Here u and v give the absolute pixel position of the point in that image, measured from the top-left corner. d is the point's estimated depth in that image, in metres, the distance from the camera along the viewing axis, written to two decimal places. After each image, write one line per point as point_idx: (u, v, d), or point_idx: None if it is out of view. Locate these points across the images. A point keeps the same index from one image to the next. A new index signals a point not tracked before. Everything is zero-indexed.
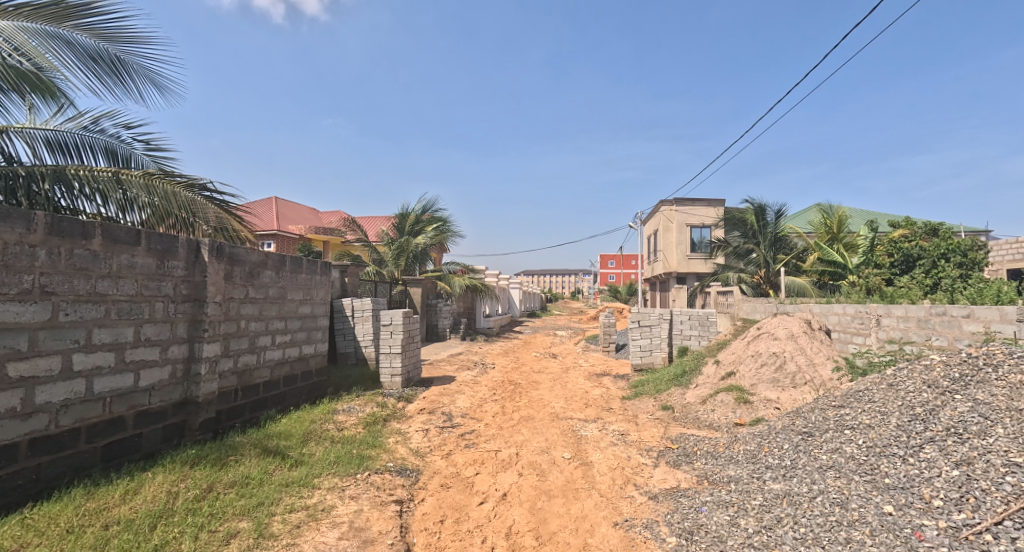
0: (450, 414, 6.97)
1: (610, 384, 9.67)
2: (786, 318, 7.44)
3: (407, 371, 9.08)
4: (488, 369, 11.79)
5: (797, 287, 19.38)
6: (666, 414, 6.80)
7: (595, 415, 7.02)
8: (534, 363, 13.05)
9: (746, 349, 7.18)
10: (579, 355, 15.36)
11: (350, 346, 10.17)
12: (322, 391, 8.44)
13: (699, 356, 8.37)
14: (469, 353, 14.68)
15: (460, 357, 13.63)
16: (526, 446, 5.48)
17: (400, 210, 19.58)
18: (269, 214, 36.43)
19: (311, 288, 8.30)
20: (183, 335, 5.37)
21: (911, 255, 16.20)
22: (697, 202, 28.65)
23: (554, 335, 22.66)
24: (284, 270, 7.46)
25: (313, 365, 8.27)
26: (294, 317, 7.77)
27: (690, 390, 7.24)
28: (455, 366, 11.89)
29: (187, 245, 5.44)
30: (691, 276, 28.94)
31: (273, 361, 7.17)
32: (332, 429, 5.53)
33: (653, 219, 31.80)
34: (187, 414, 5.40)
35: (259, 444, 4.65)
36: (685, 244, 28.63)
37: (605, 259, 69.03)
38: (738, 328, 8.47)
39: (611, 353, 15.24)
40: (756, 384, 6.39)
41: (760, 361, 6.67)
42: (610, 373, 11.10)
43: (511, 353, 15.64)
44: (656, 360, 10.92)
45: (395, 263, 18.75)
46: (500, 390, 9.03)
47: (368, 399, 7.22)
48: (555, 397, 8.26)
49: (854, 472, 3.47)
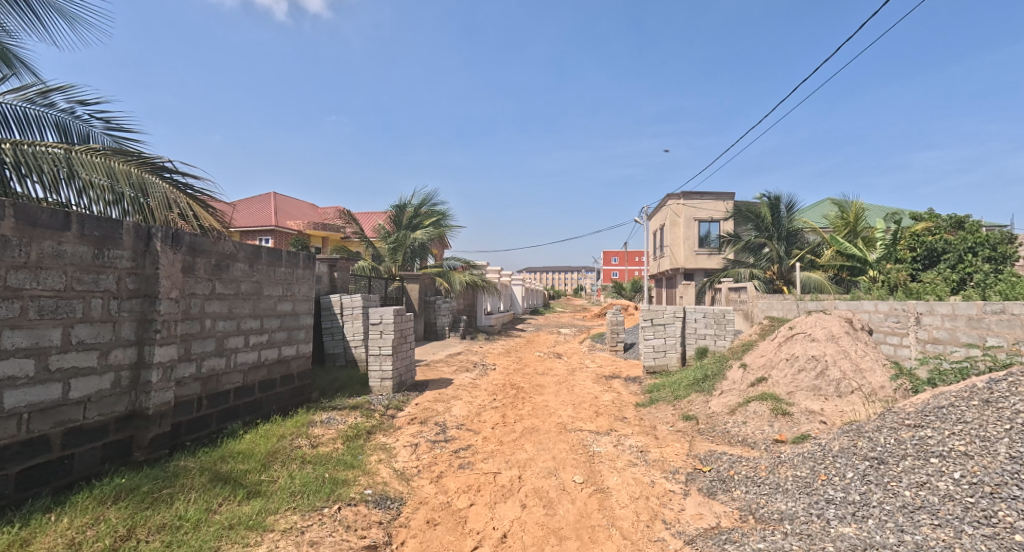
0: (444, 426, 6.19)
1: (621, 388, 8.88)
2: (822, 316, 6.63)
3: (399, 374, 8.29)
4: (488, 371, 11.02)
5: (813, 283, 18.55)
6: (688, 425, 6.01)
7: (607, 426, 6.23)
8: (537, 363, 12.28)
9: (778, 353, 6.37)
10: (585, 354, 14.57)
11: (339, 347, 9.47)
12: (305, 396, 7.67)
13: (721, 359, 7.57)
14: (469, 353, 13.90)
15: (459, 357, 12.87)
16: (530, 467, 4.69)
17: (397, 203, 18.82)
18: (267, 209, 35.78)
19: (293, 283, 7.50)
20: (129, 337, 4.59)
21: (934, 249, 15.42)
22: (706, 196, 27.73)
23: (557, 333, 21.90)
24: (259, 263, 6.66)
25: (295, 368, 7.49)
26: (272, 315, 6.98)
27: (715, 398, 6.44)
28: (454, 368, 11.11)
29: (134, 232, 4.66)
30: (698, 272, 28.11)
31: (246, 364, 6.40)
32: (304, 448, 4.74)
33: (660, 213, 30.94)
34: (134, 430, 4.63)
35: (210, 469, 3.87)
36: (693, 239, 27.78)
37: (610, 256, 68.32)
38: (766, 328, 7.66)
39: (619, 352, 14.45)
40: (793, 393, 5.58)
41: (796, 366, 5.85)
42: (620, 375, 10.31)
43: (513, 352, 14.86)
44: (670, 362, 10.13)
45: (392, 258, 18.05)
46: (501, 395, 8.25)
47: (352, 410, 6.44)
48: (562, 404, 7.47)
49: (965, 522, 2.73)
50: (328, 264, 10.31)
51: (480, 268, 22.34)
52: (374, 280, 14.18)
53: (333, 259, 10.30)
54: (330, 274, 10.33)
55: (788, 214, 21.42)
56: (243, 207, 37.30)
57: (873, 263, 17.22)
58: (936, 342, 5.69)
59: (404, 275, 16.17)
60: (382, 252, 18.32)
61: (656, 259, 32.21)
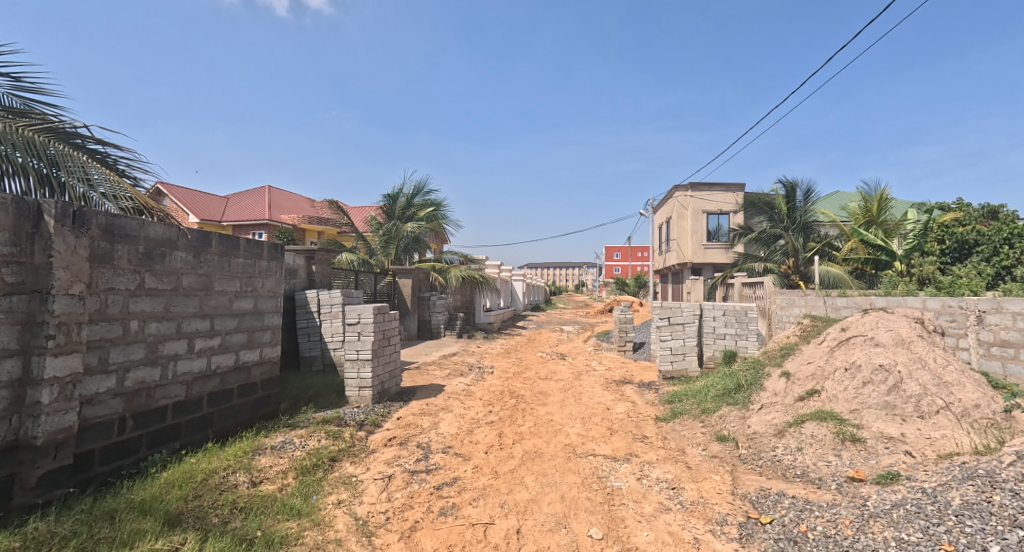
0: (428, 450, 5.12)
1: (636, 397, 7.80)
2: (883, 316, 5.56)
3: (381, 382, 7.21)
4: (484, 375, 9.96)
5: (833, 276, 17.33)
6: (725, 449, 4.94)
7: (626, 449, 5.15)
8: (540, 366, 11.21)
9: (831, 360, 5.30)
10: (592, 355, 13.51)
11: (316, 349, 8.41)
12: (269, 408, 6.57)
13: (755, 365, 6.48)
14: (465, 354, 12.82)
15: (454, 358, 11.81)
16: (534, 514, 3.66)
17: (387, 192, 17.84)
18: (260, 204, 34.76)
19: (254, 277, 6.40)
20: (7, 345, 3.53)
21: (966, 241, 14.29)
22: (715, 187, 26.59)
23: (560, 331, 20.82)
24: (208, 252, 5.55)
25: (257, 376, 6.40)
26: (227, 314, 5.87)
27: (755, 415, 5.34)
28: (447, 372, 10.03)
29: (16, 209, 3.59)
30: (707, 267, 26.98)
31: (192, 374, 5.29)
32: (239, 488, 3.64)
33: (666, 206, 29.80)
34: (17, 466, 3.56)
35: (89, 535, 2.82)
36: (702, 233, 26.65)
37: (613, 251, 67.22)
38: (808, 329, 6.58)
39: (627, 352, 13.35)
40: (857, 411, 4.52)
41: (858, 377, 4.79)
42: (633, 380, 9.25)
43: (513, 352, 13.79)
44: (690, 366, 8.71)
45: (384, 251, 17.10)
46: (498, 406, 7.19)
47: (317, 428, 5.34)
48: (569, 418, 6.42)
49: None
50: (306, 256, 9.23)
51: (479, 263, 21.25)
52: (361, 275, 13.16)
53: (311, 251, 9.22)
54: (308, 267, 9.25)
55: (805, 205, 20.30)
56: (237, 200, 36.36)
57: (900, 256, 15.95)
58: (1006, 345, 4.89)
59: (396, 270, 15.12)
60: (373, 245, 17.37)
61: (662, 254, 31.09)
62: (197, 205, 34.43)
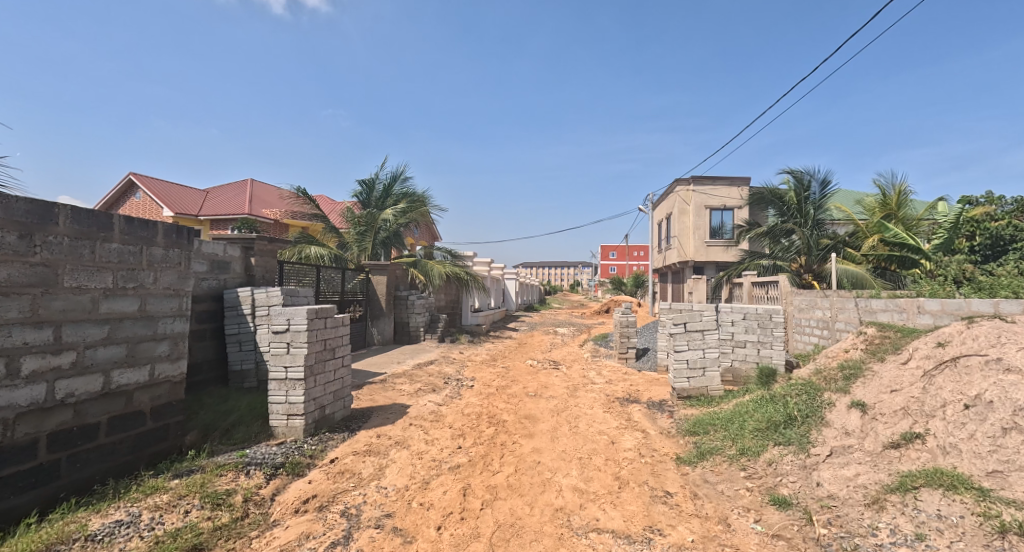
0: (356, 522, 3.53)
1: (647, 425, 6.22)
2: (999, 328, 4.01)
3: (319, 407, 5.59)
4: (462, 391, 8.35)
5: (853, 275, 15.82)
6: (788, 521, 3.37)
7: (642, 518, 3.60)
8: (529, 378, 9.62)
9: (935, 390, 3.75)
10: (589, 363, 11.93)
11: (249, 360, 6.84)
12: (166, 445, 4.96)
13: (805, 388, 4.91)
14: (444, 363, 11.22)
15: (429, 369, 10.20)
16: None
17: (362, 180, 16.46)
18: (241, 198, 32.98)
19: (140, 268, 4.75)
20: None
21: (1001, 236, 12.69)
22: (718, 181, 25.09)
23: (553, 334, 19.20)
24: (46, 233, 4.02)
25: (143, 402, 4.77)
26: (86, 319, 4.24)
27: (824, 466, 3.77)
28: (417, 387, 8.43)
29: None
30: (710, 265, 25.49)
31: (16, 410, 3.80)
32: None
33: (666, 202, 28.30)
34: None
35: None
36: (704, 229, 25.18)
37: (609, 251, 65.74)
38: (877, 342, 5.01)
39: (629, 361, 11.76)
40: (1001, 476, 2.96)
41: (994, 420, 3.23)
42: (640, 399, 7.66)
43: (500, 360, 12.20)
44: (712, 383, 7.08)
45: (359, 243, 15.80)
46: (471, 439, 5.58)
47: (187, 492, 3.51)
48: (563, 461, 4.85)
49: None
50: (243, 247, 7.61)
51: (467, 260, 19.74)
52: (326, 272, 11.57)
53: (250, 241, 7.61)
54: (245, 260, 7.62)
55: (820, 197, 18.75)
56: (218, 194, 34.59)
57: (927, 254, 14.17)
58: None
59: (370, 267, 13.55)
60: (348, 238, 16.02)
61: (662, 252, 29.53)
62: (173, 198, 32.65)
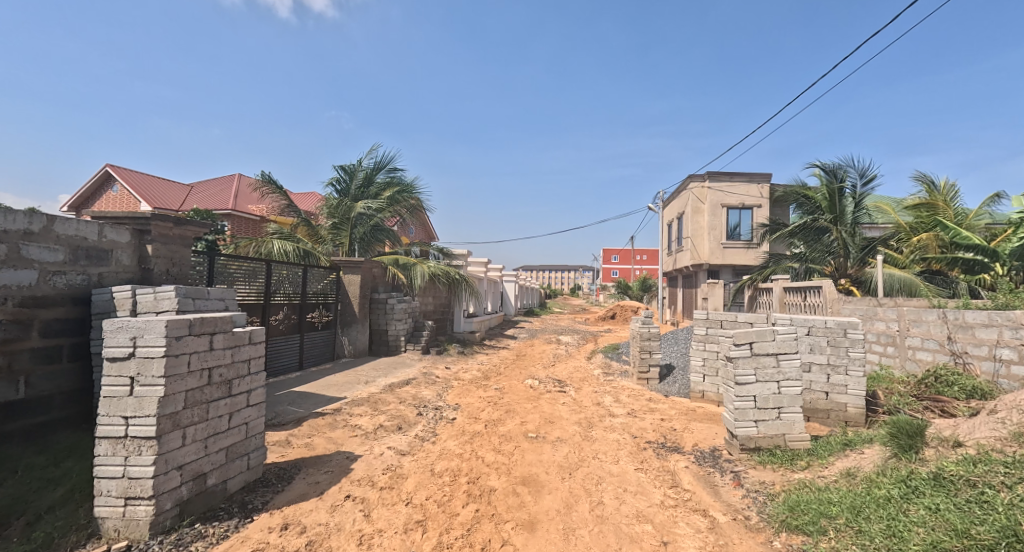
0: None
1: (706, 500, 4.14)
2: None
3: (189, 479, 3.44)
4: (437, 429, 6.25)
5: (900, 280, 13.57)
6: None
7: None
8: (528, 407, 7.53)
9: None
10: (602, 384, 9.82)
11: None
12: None
13: (1013, 470, 2.94)
14: (423, 383, 9.12)
15: (403, 394, 8.09)
16: None
17: (341, 166, 14.29)
18: (225, 192, 30.76)
19: None
20: None
21: None
22: (736, 177, 23.05)
23: (555, 344, 17.10)
24: None
25: None
26: None
27: None
28: (379, 423, 6.32)
29: None
30: (726, 269, 23.36)
31: None
32: None
33: (678, 201, 26.29)
34: None
35: None
36: (720, 229, 23.11)
37: (611, 254, 63.70)
38: None
39: (649, 382, 9.65)
40: None
41: None
42: (680, 448, 5.57)
43: (493, 378, 10.10)
44: (792, 431, 4.89)
45: (334, 239, 13.84)
46: (438, 535, 3.51)
47: None
48: None
49: None
50: (134, 229, 5.48)
51: (461, 260, 17.71)
52: (282, 270, 9.50)
53: (144, 221, 5.47)
54: (138, 248, 5.52)
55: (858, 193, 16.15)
56: (202, 188, 32.50)
57: (1003, 257, 11.75)
58: None
59: (341, 265, 11.49)
60: (323, 233, 14.01)
61: (673, 255, 27.43)
62: (153, 192, 30.50)
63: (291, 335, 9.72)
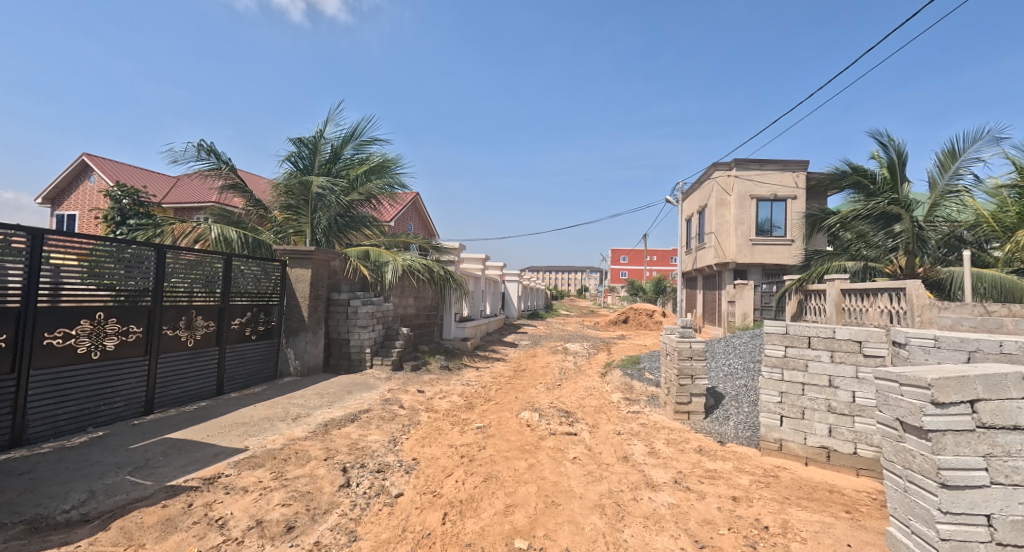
0: None
1: None
2: None
3: None
4: (356, 527, 3.65)
5: (994, 281, 10.83)
6: None
7: None
8: (519, 470, 4.87)
9: None
10: (625, 419, 7.14)
11: None
12: None
13: None
14: (376, 419, 6.49)
15: (334, 443, 5.44)
16: None
17: (299, 138, 11.62)
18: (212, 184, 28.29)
19: None
20: None
21: None
22: (769, 164, 20.25)
23: (561, 354, 14.42)
24: None
25: None
26: None
27: None
28: (261, 512, 3.72)
29: None
30: (754, 269, 20.60)
31: None
32: None
33: (699, 192, 23.53)
34: None
35: None
36: (750, 223, 20.36)
37: (620, 255, 61.15)
38: None
39: (692, 419, 6.99)
40: None
41: None
42: None
43: (478, 409, 7.45)
44: None
45: (293, 225, 11.39)
46: None
47: None
48: None
49: None
50: None
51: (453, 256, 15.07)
52: (196, 260, 6.92)
53: None
54: None
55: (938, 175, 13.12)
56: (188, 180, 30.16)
57: None
58: None
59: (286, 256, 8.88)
60: (280, 218, 11.51)
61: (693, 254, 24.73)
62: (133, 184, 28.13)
63: (204, 350, 7.12)
